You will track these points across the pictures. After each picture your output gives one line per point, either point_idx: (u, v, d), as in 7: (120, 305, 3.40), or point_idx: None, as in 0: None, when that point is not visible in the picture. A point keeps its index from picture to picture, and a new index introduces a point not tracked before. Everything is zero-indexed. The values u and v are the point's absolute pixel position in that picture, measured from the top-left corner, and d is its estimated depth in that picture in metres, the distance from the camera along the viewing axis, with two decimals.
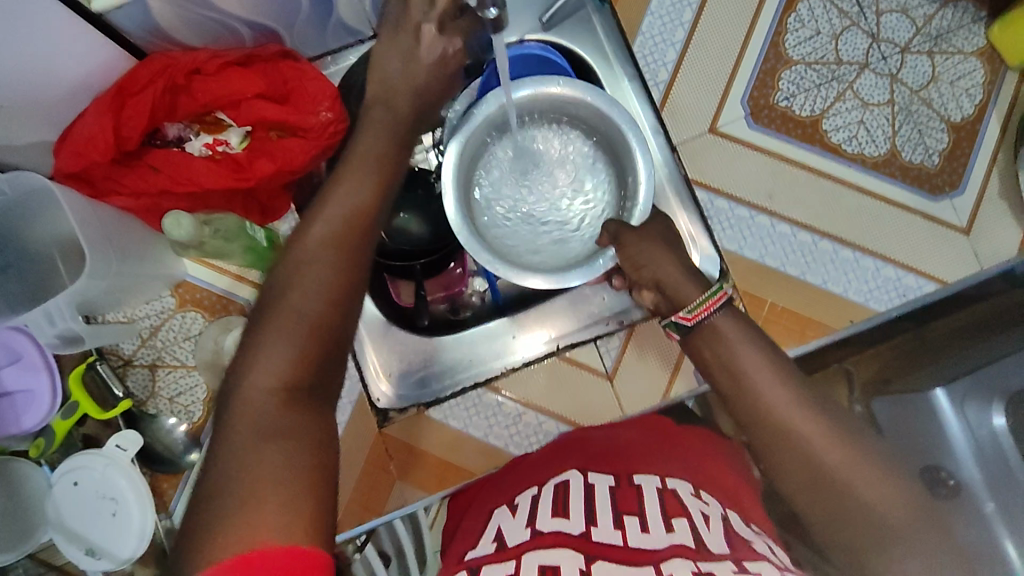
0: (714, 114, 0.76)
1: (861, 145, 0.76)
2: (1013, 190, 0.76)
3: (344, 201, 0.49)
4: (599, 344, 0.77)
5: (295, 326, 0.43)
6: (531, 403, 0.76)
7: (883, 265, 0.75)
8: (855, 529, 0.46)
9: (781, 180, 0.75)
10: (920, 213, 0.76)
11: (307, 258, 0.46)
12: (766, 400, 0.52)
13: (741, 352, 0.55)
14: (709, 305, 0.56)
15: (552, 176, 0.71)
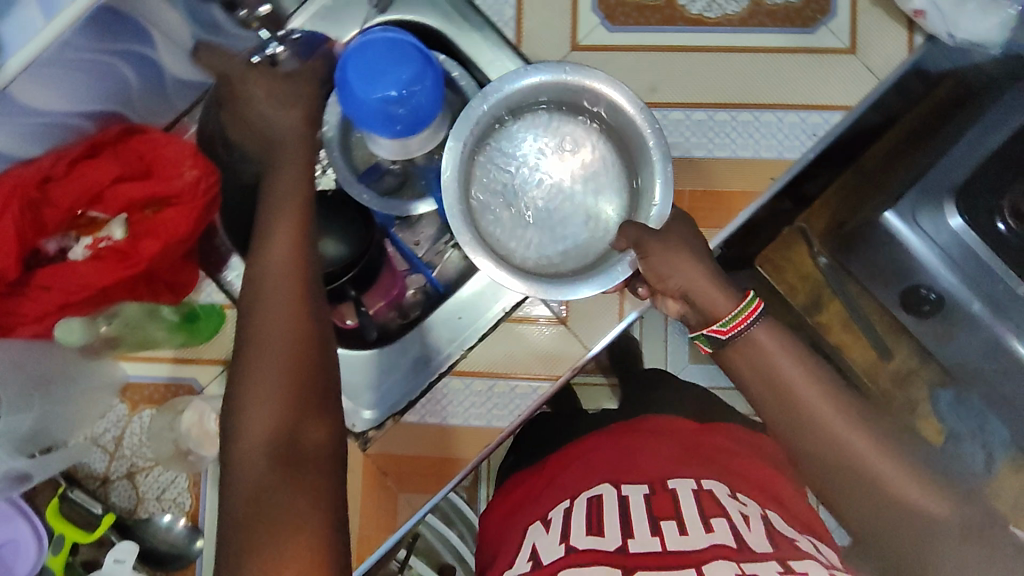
0: (570, 30, 0.75)
1: (722, 6, 0.74)
2: None
3: (289, 279, 0.54)
4: None
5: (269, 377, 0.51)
6: (498, 373, 0.75)
7: (784, 113, 0.73)
8: (879, 508, 0.56)
9: (658, 70, 0.74)
10: (802, 50, 0.74)
11: (263, 340, 0.52)
12: (792, 393, 0.60)
13: (767, 358, 0.61)
14: (743, 319, 0.61)
15: (567, 174, 0.72)
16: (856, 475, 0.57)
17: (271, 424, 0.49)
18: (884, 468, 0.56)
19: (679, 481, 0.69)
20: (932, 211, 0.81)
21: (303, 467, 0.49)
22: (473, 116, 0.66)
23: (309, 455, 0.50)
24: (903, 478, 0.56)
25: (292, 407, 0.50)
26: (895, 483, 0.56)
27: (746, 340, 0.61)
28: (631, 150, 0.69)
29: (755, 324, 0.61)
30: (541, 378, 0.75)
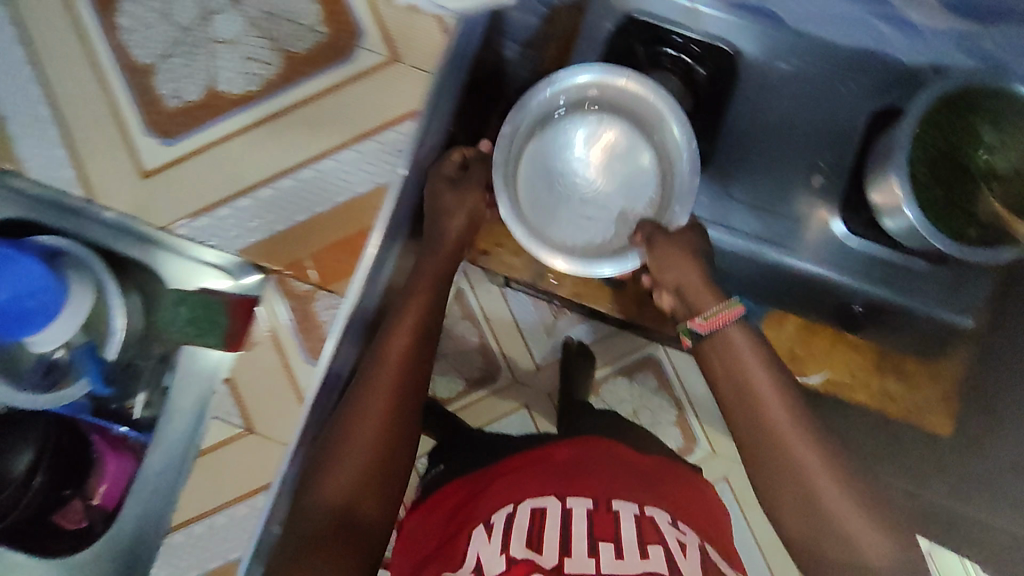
0: (133, 161, 0.73)
1: (260, 74, 0.73)
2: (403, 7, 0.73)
3: (383, 384, 0.61)
4: (217, 414, 0.74)
5: (361, 455, 0.58)
6: (212, 509, 0.74)
7: (361, 145, 0.74)
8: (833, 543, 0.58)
9: (232, 159, 0.73)
10: (352, 79, 0.73)
11: (382, 374, 0.62)
12: (768, 420, 0.61)
13: (733, 356, 0.63)
14: (722, 316, 0.64)
15: (597, 160, 0.79)
16: (815, 514, 0.59)
17: (380, 413, 0.59)
18: (850, 520, 0.57)
19: (621, 502, 0.65)
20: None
21: (383, 476, 0.59)
22: (541, 100, 0.74)
23: (390, 457, 0.59)
24: (857, 526, 0.57)
25: (405, 412, 0.61)
26: (853, 534, 0.57)
27: (716, 336, 0.64)
28: (640, 115, 0.76)
29: (734, 322, 0.64)
30: (257, 492, 0.73)
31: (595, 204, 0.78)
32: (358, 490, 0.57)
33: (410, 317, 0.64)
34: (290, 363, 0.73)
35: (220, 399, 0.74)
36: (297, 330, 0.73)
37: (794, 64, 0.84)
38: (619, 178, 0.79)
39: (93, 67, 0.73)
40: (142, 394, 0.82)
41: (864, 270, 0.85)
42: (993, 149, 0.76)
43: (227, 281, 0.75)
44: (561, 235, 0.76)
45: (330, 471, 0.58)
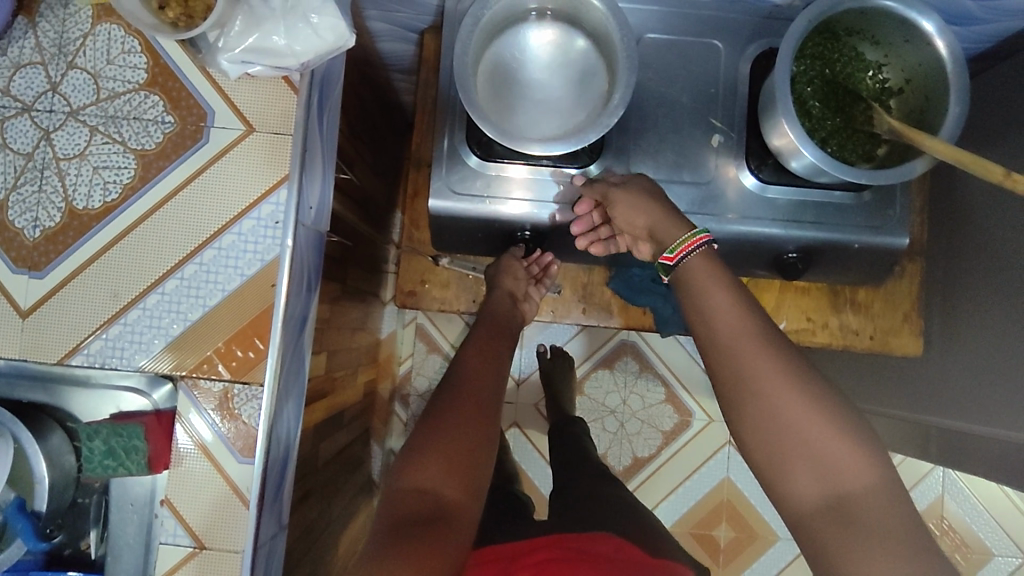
0: (7, 302, 0.69)
1: (116, 181, 0.70)
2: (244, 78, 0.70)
3: (477, 378, 0.76)
4: (162, 539, 0.69)
5: (435, 450, 0.66)
6: None
7: (239, 224, 0.70)
8: (809, 473, 0.56)
9: (107, 273, 0.69)
10: (212, 161, 0.70)
11: (462, 389, 0.74)
12: (707, 310, 0.62)
13: (695, 280, 0.65)
14: (688, 246, 0.67)
15: (562, 34, 0.76)
16: (785, 440, 0.57)
17: (465, 416, 0.70)
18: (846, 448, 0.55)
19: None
20: (459, 170, 0.81)
21: (469, 468, 0.67)
22: (476, 18, 0.72)
23: (479, 459, 0.68)
24: (845, 453, 0.55)
25: (484, 418, 0.71)
26: (836, 463, 0.55)
27: (684, 267, 0.66)
28: (585, 17, 0.74)
29: (701, 251, 0.66)
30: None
31: (561, 90, 0.77)
32: (449, 480, 0.65)
33: (474, 347, 0.81)
34: (225, 469, 0.70)
35: (162, 523, 0.69)
36: (225, 437, 0.70)
37: (663, 33, 0.82)
38: (579, 54, 0.76)
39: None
40: (92, 532, 0.76)
41: (790, 215, 0.82)
42: (881, 66, 0.77)
43: (142, 400, 0.71)
44: (532, 118, 0.76)
45: (416, 462, 0.65)
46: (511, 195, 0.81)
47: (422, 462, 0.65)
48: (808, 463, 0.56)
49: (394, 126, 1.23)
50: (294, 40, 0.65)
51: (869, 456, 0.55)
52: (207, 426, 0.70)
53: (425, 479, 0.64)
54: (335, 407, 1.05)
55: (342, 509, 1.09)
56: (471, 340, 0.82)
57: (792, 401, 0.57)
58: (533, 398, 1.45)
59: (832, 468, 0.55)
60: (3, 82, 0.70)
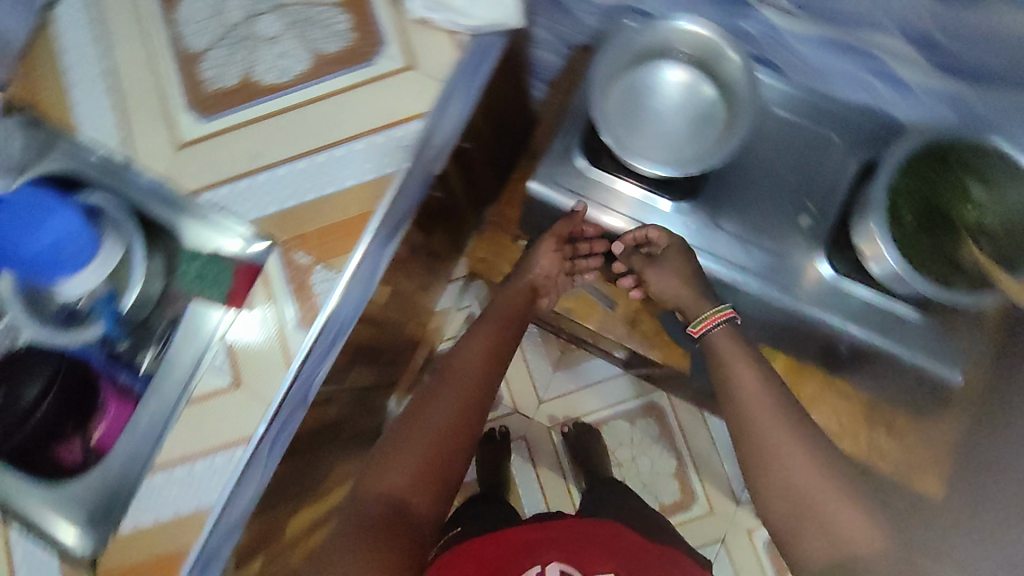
0: (169, 129, 0.81)
1: (291, 69, 0.82)
2: (419, 17, 0.82)
3: (462, 372, 0.82)
4: (209, 366, 0.76)
5: (407, 454, 0.73)
6: (192, 454, 0.74)
7: (371, 138, 0.81)
8: (824, 539, 0.65)
9: (252, 137, 0.81)
10: (370, 79, 0.81)
11: (454, 377, 0.81)
12: (736, 382, 0.78)
13: (728, 359, 0.80)
14: (714, 318, 0.83)
15: (693, 81, 0.85)
16: (800, 499, 0.67)
17: (443, 419, 0.76)
18: (849, 512, 0.65)
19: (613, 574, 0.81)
20: (564, 168, 0.89)
21: (434, 476, 0.73)
22: (616, 51, 0.84)
23: (450, 462, 0.75)
24: (848, 520, 0.64)
25: (466, 417, 0.77)
26: (843, 527, 0.64)
27: (710, 337, 0.83)
28: (718, 71, 0.83)
29: (724, 322, 0.82)
30: (234, 446, 0.74)
31: (678, 129, 0.85)
32: (416, 490, 0.72)
33: (478, 343, 0.87)
34: (283, 328, 0.77)
35: (216, 353, 0.77)
36: (296, 311, 0.77)
37: (787, 110, 0.89)
38: (703, 103, 0.85)
39: (144, 50, 0.83)
40: (151, 349, 0.86)
41: (863, 310, 0.85)
42: (983, 207, 0.75)
43: (235, 247, 0.82)
44: (645, 145, 0.83)
45: (385, 467, 0.73)
46: (604, 202, 0.89)
47: (394, 470, 0.72)
48: (823, 534, 0.65)
49: (518, 130, 1.35)
50: (481, 6, 0.84)
51: (871, 523, 0.64)
52: (284, 288, 0.78)
53: (393, 486, 0.71)
54: (378, 341, 1.13)
55: (348, 435, 1.16)
56: (479, 329, 0.90)
57: (809, 471, 0.68)
58: (554, 418, 1.52)
59: (842, 534, 0.64)
60: None
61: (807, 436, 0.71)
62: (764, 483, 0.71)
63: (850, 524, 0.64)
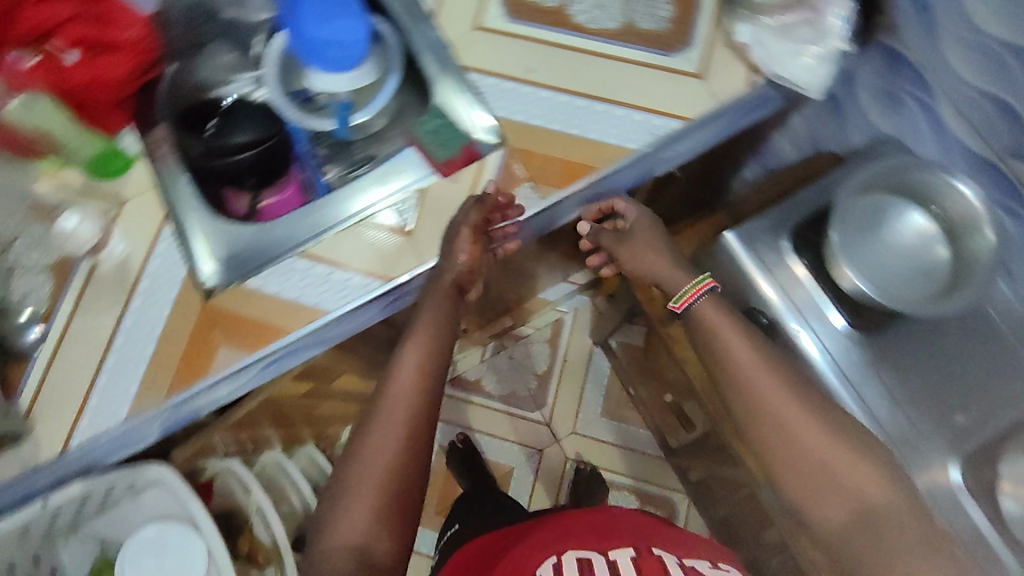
0: (478, 12, 0.90)
1: (602, 22, 0.88)
2: (733, 40, 0.87)
3: (400, 385, 0.75)
4: (395, 206, 0.84)
5: (370, 477, 0.71)
6: (339, 263, 0.81)
7: (633, 112, 0.84)
8: (847, 506, 0.69)
9: (538, 55, 0.88)
10: (661, 66, 0.86)
11: (399, 382, 0.75)
12: (756, 380, 0.74)
13: (755, 377, 0.75)
14: (697, 289, 0.82)
15: (929, 233, 0.90)
16: (820, 471, 0.70)
17: (386, 439, 0.72)
18: (862, 467, 0.70)
19: (617, 552, 0.83)
20: (768, 248, 0.90)
21: (394, 497, 0.71)
22: (879, 171, 0.91)
23: (410, 491, 0.73)
24: (869, 482, 0.69)
25: (422, 433, 0.74)
26: (863, 480, 0.69)
27: (696, 308, 0.81)
28: (960, 226, 0.87)
29: (708, 293, 0.82)
30: (373, 278, 0.81)
31: (907, 266, 0.89)
32: (379, 528, 0.70)
33: (413, 358, 0.77)
34: (469, 214, 0.82)
35: (407, 200, 0.84)
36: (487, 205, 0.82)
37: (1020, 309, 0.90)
38: (935, 255, 0.89)
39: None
40: (338, 167, 0.95)
41: (964, 528, 0.84)
42: None
43: (476, 124, 0.85)
44: (867, 266, 0.88)
45: (337, 512, 0.71)
46: (789, 281, 0.90)
47: (355, 510, 0.70)
48: (851, 504, 0.69)
49: None
50: (814, 75, 0.87)
51: (885, 484, 0.69)
52: (489, 182, 0.83)
53: (358, 522, 0.70)
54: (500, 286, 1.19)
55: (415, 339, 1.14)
56: (410, 340, 0.78)
57: (840, 450, 0.70)
58: (577, 449, 1.59)
59: (873, 491, 0.69)
60: None
61: (848, 446, 0.71)
62: (773, 457, 0.72)
63: (883, 496, 0.69)
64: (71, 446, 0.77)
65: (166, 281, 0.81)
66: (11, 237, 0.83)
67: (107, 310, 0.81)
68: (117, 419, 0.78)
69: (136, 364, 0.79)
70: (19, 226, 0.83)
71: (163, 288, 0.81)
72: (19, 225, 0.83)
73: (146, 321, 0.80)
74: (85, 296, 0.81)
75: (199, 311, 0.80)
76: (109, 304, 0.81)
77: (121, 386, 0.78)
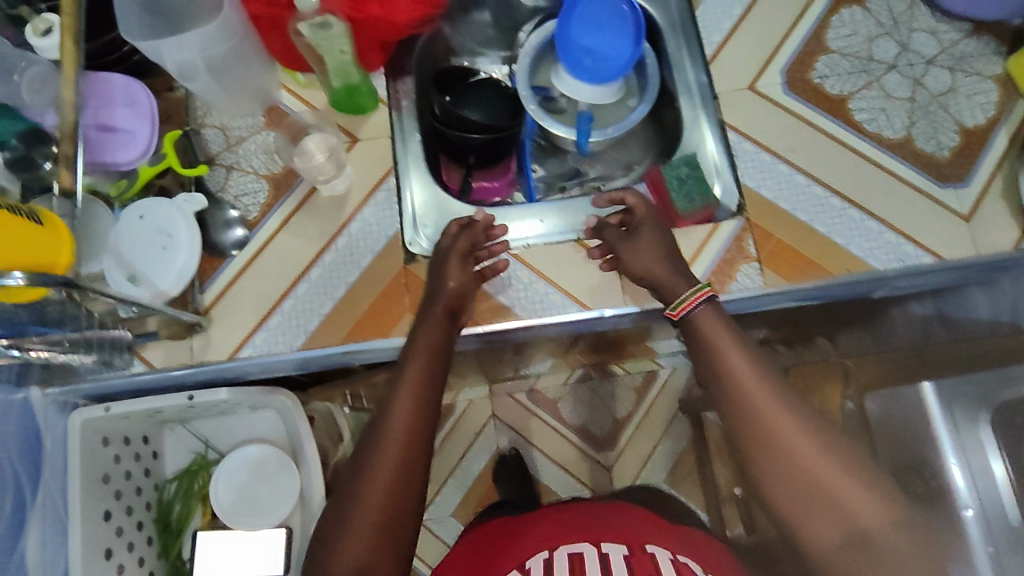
0: (756, 73, 0.85)
1: (882, 127, 0.83)
2: (1015, 193, 0.80)
3: (403, 412, 0.62)
4: (614, 238, 0.82)
5: (369, 499, 0.59)
6: (544, 275, 0.81)
7: (886, 229, 0.79)
8: (838, 529, 0.53)
9: (805, 139, 0.83)
10: (928, 194, 0.80)
11: (396, 410, 0.63)
12: (736, 369, 0.60)
13: (743, 388, 0.59)
14: (691, 301, 0.66)
15: None
16: (798, 482, 0.55)
17: (389, 468, 0.60)
18: (858, 499, 0.53)
19: (608, 546, 0.64)
20: (968, 419, 0.78)
21: (393, 527, 0.59)
22: None
23: (407, 515, 0.60)
24: (863, 503, 0.53)
25: (420, 457, 0.61)
26: (856, 510, 0.53)
27: (692, 318, 0.65)
28: None
29: (709, 303, 0.65)
30: (573, 303, 0.80)
31: None
32: (377, 554, 0.58)
33: (409, 390, 0.64)
34: None
35: (628, 236, 0.83)
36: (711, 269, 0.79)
37: None
38: None
39: (797, 5, 0.87)
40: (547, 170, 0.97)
41: None
42: None
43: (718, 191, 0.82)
44: None
45: (341, 539, 0.58)
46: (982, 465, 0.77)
47: (349, 539, 0.58)
48: (840, 523, 0.53)
49: None
50: None
51: (855, 517, 0.53)
52: (720, 250, 0.79)
53: (354, 551, 0.57)
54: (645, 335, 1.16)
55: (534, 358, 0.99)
56: (408, 363, 0.66)
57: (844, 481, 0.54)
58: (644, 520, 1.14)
59: (856, 514, 0.53)
60: (916, 25, 0.87)
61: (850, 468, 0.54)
62: (763, 481, 0.57)
63: (877, 516, 0.52)
64: (239, 356, 0.78)
65: (374, 234, 0.82)
66: (246, 138, 0.85)
67: (310, 238, 0.81)
68: (289, 349, 0.78)
69: (324, 301, 0.79)
70: (255, 130, 0.85)
71: (370, 238, 0.82)
72: (255, 130, 0.85)
73: (345, 264, 0.81)
74: (294, 219, 0.82)
75: (395, 272, 0.81)
76: (312, 234, 0.82)
77: (303, 318, 0.79)
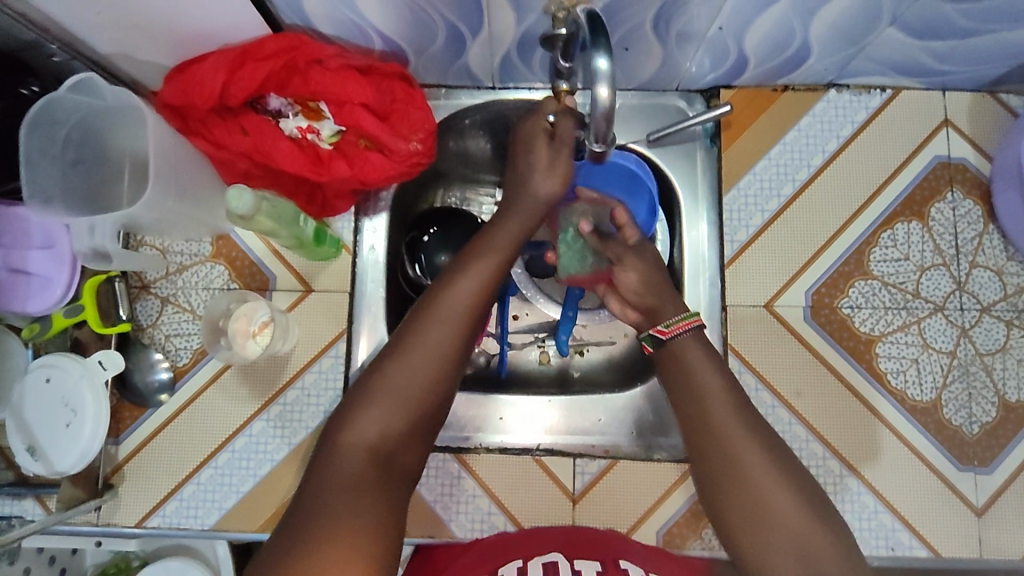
0: (776, 290, 0.73)
1: (908, 383, 0.71)
2: None
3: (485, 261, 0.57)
4: (577, 460, 0.72)
5: (434, 344, 0.52)
6: (491, 490, 0.72)
7: (882, 509, 0.70)
8: (803, 574, 0.48)
9: (817, 381, 0.72)
10: (940, 475, 0.70)
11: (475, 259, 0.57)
12: (709, 391, 0.55)
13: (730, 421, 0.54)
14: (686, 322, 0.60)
15: None
16: (762, 510, 0.50)
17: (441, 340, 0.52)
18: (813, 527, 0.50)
19: (582, 561, 0.56)
20: None
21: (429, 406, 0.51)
22: None
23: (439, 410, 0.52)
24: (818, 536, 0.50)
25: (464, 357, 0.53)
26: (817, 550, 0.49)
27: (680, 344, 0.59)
28: None
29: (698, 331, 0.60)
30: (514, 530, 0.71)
31: None
32: (406, 436, 0.50)
33: (472, 274, 0.56)
34: (647, 518, 0.71)
35: (598, 461, 0.72)
36: (673, 522, 0.71)
37: None
38: None
39: (844, 209, 0.74)
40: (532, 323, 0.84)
41: None
42: None
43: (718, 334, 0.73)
44: None
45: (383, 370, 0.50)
46: None
47: (377, 408, 0.49)
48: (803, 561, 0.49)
49: None
50: None
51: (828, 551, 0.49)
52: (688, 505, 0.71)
53: (382, 421, 0.49)
54: None
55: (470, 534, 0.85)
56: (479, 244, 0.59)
57: (800, 516, 0.50)
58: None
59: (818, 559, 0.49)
60: (979, 259, 0.73)
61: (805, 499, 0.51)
62: (729, 510, 0.52)
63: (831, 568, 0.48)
64: (148, 525, 0.72)
65: (313, 408, 0.73)
66: (186, 267, 0.75)
67: (243, 398, 0.74)
68: (201, 526, 0.72)
69: (246, 477, 0.72)
70: (200, 257, 0.75)
71: (307, 412, 0.73)
72: (200, 257, 0.75)
73: (276, 437, 0.73)
74: (228, 373, 0.74)
75: None
76: (245, 396, 0.74)
77: (220, 494, 0.72)
